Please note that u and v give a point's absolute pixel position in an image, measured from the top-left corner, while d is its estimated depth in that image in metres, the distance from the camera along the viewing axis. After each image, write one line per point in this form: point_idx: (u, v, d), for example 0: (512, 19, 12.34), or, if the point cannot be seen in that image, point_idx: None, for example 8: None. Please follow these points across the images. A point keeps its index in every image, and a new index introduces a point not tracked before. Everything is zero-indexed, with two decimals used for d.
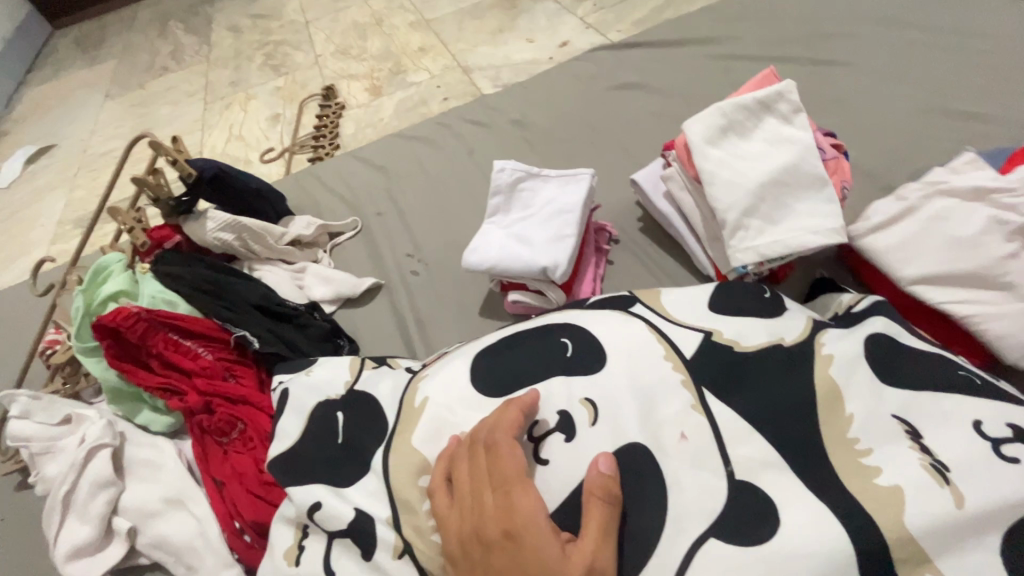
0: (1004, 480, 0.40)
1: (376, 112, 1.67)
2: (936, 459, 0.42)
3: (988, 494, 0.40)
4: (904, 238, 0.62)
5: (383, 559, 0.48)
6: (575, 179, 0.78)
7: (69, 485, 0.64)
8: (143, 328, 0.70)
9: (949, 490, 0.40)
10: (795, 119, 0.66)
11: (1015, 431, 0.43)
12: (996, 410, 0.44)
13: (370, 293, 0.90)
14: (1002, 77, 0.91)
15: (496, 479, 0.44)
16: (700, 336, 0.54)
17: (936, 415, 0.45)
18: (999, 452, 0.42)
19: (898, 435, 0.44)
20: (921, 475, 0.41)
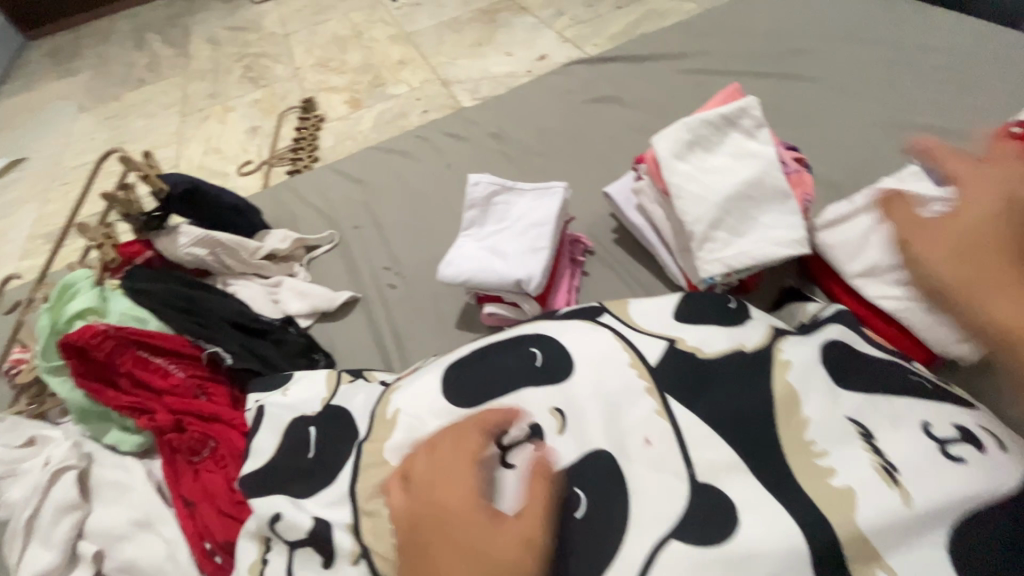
0: (949, 479, 0.43)
1: (356, 124, 1.67)
2: (886, 461, 0.45)
3: (934, 493, 0.42)
4: (852, 237, 0.65)
5: (342, 566, 0.48)
6: (549, 193, 0.79)
7: (32, 508, 0.62)
8: (111, 346, 0.69)
9: (898, 490, 0.43)
10: (759, 134, 0.67)
11: (960, 432, 0.46)
12: (941, 413, 0.47)
13: (347, 306, 0.89)
14: (956, 92, 0.96)
15: (453, 460, 0.44)
16: (665, 343, 0.56)
17: (888, 417, 0.48)
18: (946, 452, 0.45)
19: (851, 434, 0.47)
20: (872, 476, 0.44)
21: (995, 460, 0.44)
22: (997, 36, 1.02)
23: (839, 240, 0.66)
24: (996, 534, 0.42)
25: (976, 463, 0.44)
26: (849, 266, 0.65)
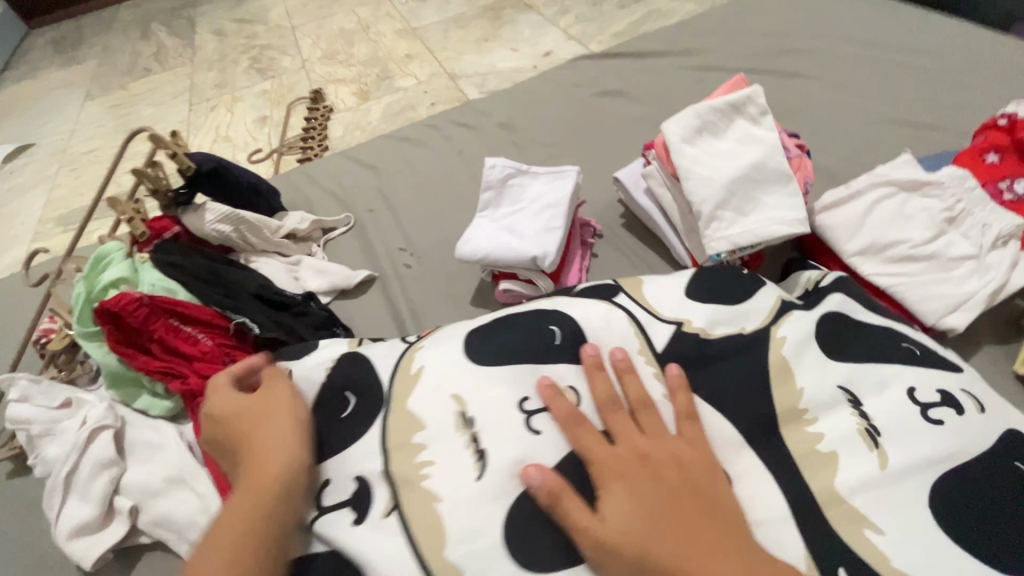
0: (928, 440, 0.48)
1: (364, 116, 1.71)
2: (870, 425, 0.50)
3: (913, 453, 0.48)
4: (851, 219, 0.70)
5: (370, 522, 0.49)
6: (562, 177, 0.83)
7: (71, 465, 0.65)
8: (145, 316, 0.72)
9: (877, 452, 0.48)
10: (763, 121, 0.72)
11: (941, 396, 0.51)
12: (926, 380, 0.52)
13: (365, 284, 0.93)
14: (946, 91, 1.01)
15: (228, 381, 0.59)
16: (672, 327, 0.59)
17: (875, 383, 0.52)
18: (927, 415, 0.50)
19: (841, 402, 0.52)
20: (857, 440, 0.49)
21: (975, 419, 0.50)
22: (985, 39, 1.08)
23: (840, 221, 0.70)
24: (979, 486, 0.46)
25: (954, 425, 0.49)
26: (847, 246, 0.69)
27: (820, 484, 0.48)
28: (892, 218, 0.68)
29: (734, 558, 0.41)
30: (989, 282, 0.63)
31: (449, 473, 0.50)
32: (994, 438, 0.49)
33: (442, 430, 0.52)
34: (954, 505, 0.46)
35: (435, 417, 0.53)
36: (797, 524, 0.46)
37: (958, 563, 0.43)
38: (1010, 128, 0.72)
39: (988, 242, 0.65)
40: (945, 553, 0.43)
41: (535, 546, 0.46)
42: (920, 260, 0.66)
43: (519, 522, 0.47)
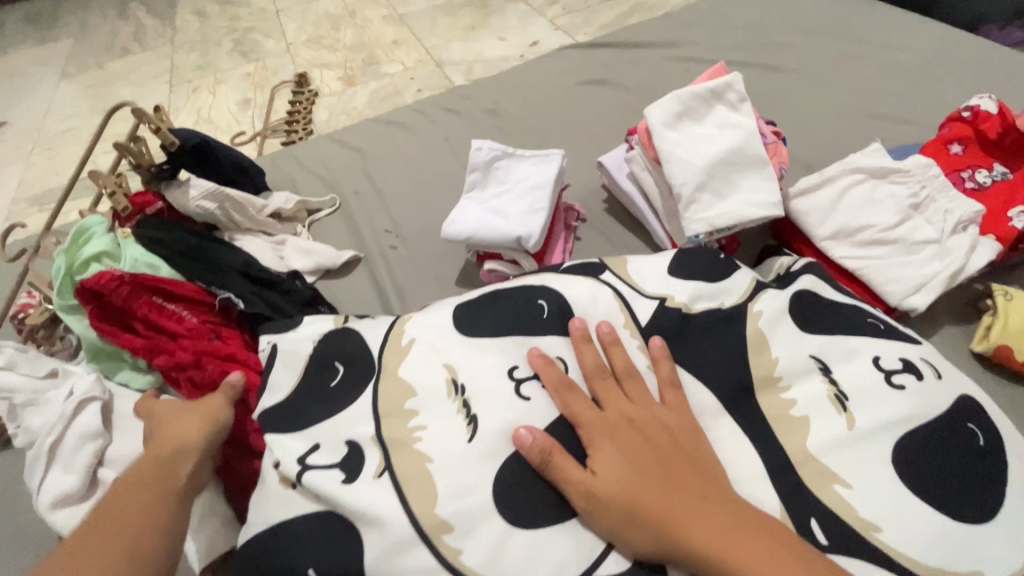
0: (891, 403, 0.51)
1: (350, 101, 1.70)
2: (840, 391, 0.53)
3: (876, 416, 0.51)
4: (823, 204, 0.72)
5: (363, 482, 0.50)
6: (547, 160, 0.85)
7: (56, 435, 0.65)
8: (126, 293, 0.72)
9: (845, 415, 0.52)
10: (742, 107, 0.74)
11: (903, 363, 0.54)
12: (891, 348, 0.55)
13: (350, 265, 0.94)
14: (916, 87, 1.05)
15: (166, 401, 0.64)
16: (655, 302, 0.61)
17: (844, 352, 0.55)
18: (890, 381, 0.53)
19: (811, 370, 0.55)
20: (826, 402, 0.53)
21: (936, 383, 0.53)
22: (954, 39, 1.12)
23: (812, 206, 0.73)
24: (934, 446, 0.49)
25: (916, 390, 0.52)
26: (819, 230, 0.72)
27: (790, 449, 0.51)
28: (861, 204, 0.71)
29: (717, 508, 0.45)
30: (950, 263, 0.66)
31: (442, 438, 0.51)
32: (951, 401, 0.52)
33: (434, 397, 0.54)
34: (917, 461, 0.49)
35: (427, 383, 0.54)
36: (772, 486, 0.49)
37: (913, 514, 0.46)
38: (973, 119, 0.76)
39: (949, 227, 0.68)
40: (904, 506, 0.47)
41: (525, 502, 0.49)
42: (886, 244, 0.69)
43: (510, 481, 0.49)
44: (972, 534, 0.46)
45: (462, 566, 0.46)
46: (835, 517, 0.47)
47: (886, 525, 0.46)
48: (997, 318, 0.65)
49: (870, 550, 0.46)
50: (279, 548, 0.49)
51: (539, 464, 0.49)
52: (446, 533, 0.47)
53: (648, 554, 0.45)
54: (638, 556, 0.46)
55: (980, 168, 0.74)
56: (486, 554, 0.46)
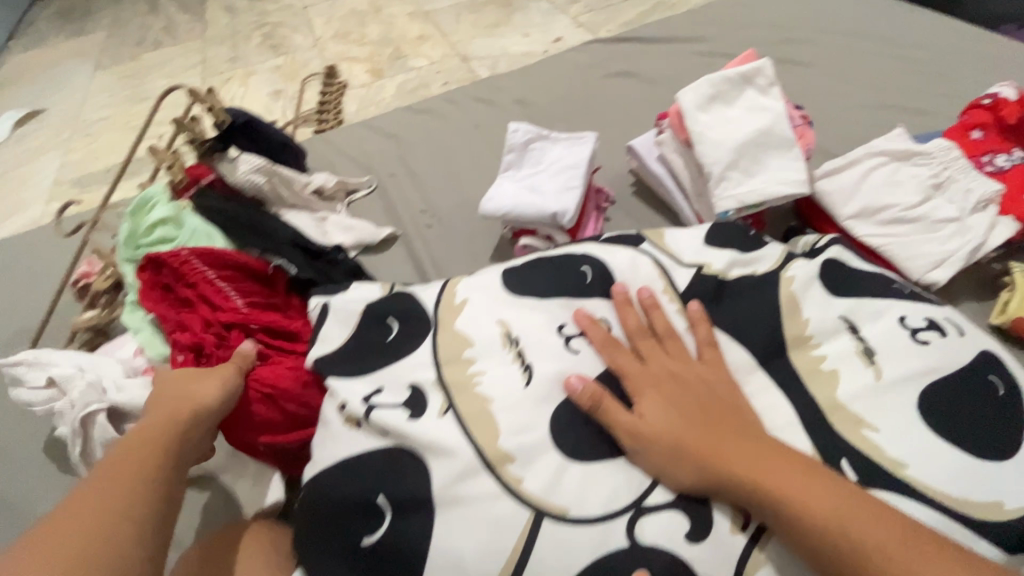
0: (917, 357, 0.55)
1: (377, 93, 1.75)
2: (867, 347, 0.57)
3: (903, 369, 0.54)
4: (848, 184, 0.76)
5: (429, 418, 0.54)
6: (581, 142, 0.89)
7: (81, 446, 0.68)
8: (186, 267, 0.77)
9: (872, 367, 0.55)
10: (770, 91, 0.78)
11: (928, 322, 0.58)
12: (916, 309, 0.59)
13: (388, 242, 0.98)
14: (936, 81, 1.08)
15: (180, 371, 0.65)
16: (693, 271, 0.65)
17: (871, 313, 0.59)
18: (916, 337, 0.56)
19: (841, 330, 0.59)
20: (854, 357, 0.56)
21: (959, 339, 0.57)
22: (973, 35, 1.15)
23: (837, 186, 0.76)
24: (959, 395, 0.53)
25: (940, 345, 0.56)
26: (843, 210, 0.75)
27: (821, 398, 0.55)
28: (884, 184, 0.75)
29: (757, 447, 0.49)
30: (969, 240, 0.70)
31: (499, 381, 0.55)
32: (973, 356, 0.55)
33: (489, 347, 0.58)
34: (942, 409, 0.52)
35: (481, 336, 0.59)
36: (801, 429, 0.53)
37: (938, 455, 0.50)
38: (994, 107, 0.78)
39: (971, 205, 0.72)
40: (929, 448, 0.50)
41: (578, 439, 0.53)
42: (908, 222, 0.73)
43: (563, 423, 0.54)
44: (994, 472, 0.49)
45: (522, 491, 0.50)
46: (862, 457, 0.51)
47: (911, 463, 0.50)
48: (1015, 292, 0.69)
49: (895, 484, 0.49)
50: (353, 473, 0.54)
51: (590, 409, 0.53)
52: (509, 463, 0.51)
53: (689, 488, 0.49)
54: (681, 490, 0.50)
55: (1000, 153, 0.77)
56: (545, 482, 0.51)
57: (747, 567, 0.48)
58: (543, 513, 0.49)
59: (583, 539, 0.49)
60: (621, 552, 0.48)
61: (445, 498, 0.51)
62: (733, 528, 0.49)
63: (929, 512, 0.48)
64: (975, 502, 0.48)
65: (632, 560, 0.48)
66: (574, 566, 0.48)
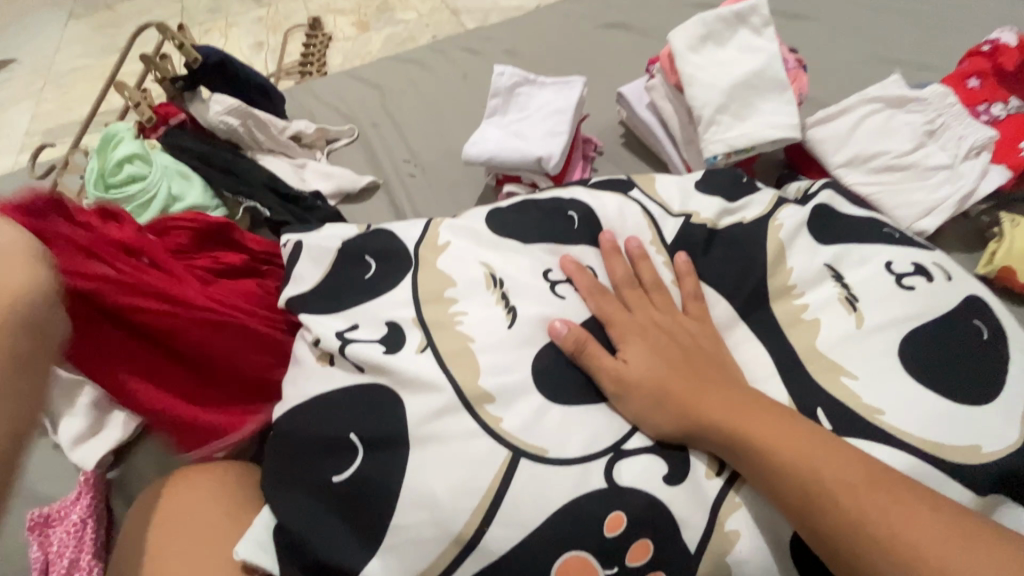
0: (902, 303, 0.54)
1: (364, 47, 1.69)
2: (850, 294, 0.56)
3: (886, 317, 0.53)
4: (842, 131, 0.73)
5: (406, 353, 0.52)
6: (569, 87, 0.86)
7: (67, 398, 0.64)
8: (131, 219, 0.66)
9: (854, 315, 0.54)
10: (765, 32, 0.75)
11: (915, 268, 0.56)
12: (903, 254, 0.58)
13: (369, 191, 0.95)
14: (941, 33, 1.04)
15: None
16: (681, 219, 0.63)
17: (858, 260, 0.58)
18: (901, 283, 0.55)
19: (825, 278, 0.57)
20: (837, 304, 0.55)
21: (945, 285, 0.56)
22: None
23: (829, 134, 0.74)
24: (942, 342, 0.52)
25: (924, 291, 0.55)
26: (835, 158, 0.73)
27: (802, 347, 0.54)
28: (877, 132, 0.73)
29: (739, 398, 0.48)
30: (960, 188, 0.69)
31: (480, 321, 0.54)
32: (958, 301, 0.55)
33: (471, 288, 0.56)
34: (923, 354, 0.51)
35: (464, 276, 0.57)
36: (779, 379, 0.53)
37: (918, 399, 0.49)
38: (992, 53, 0.77)
39: (962, 153, 0.70)
40: (907, 392, 0.50)
41: (560, 383, 0.52)
42: (899, 171, 0.71)
43: (545, 366, 0.52)
44: (970, 417, 0.49)
45: (500, 431, 0.49)
46: (839, 405, 0.50)
47: (887, 409, 0.49)
48: (1003, 242, 0.68)
49: (871, 430, 0.48)
50: (324, 412, 0.52)
51: (573, 352, 0.52)
52: (487, 403, 0.50)
53: (666, 433, 0.49)
54: (658, 436, 0.49)
55: (995, 103, 0.75)
56: (523, 422, 0.49)
57: (723, 512, 0.47)
58: (519, 453, 0.48)
59: (560, 479, 0.47)
60: (597, 496, 0.46)
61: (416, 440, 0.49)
62: (709, 474, 0.48)
63: (906, 460, 0.47)
64: (952, 447, 0.47)
65: (608, 503, 0.46)
66: (551, 507, 0.46)
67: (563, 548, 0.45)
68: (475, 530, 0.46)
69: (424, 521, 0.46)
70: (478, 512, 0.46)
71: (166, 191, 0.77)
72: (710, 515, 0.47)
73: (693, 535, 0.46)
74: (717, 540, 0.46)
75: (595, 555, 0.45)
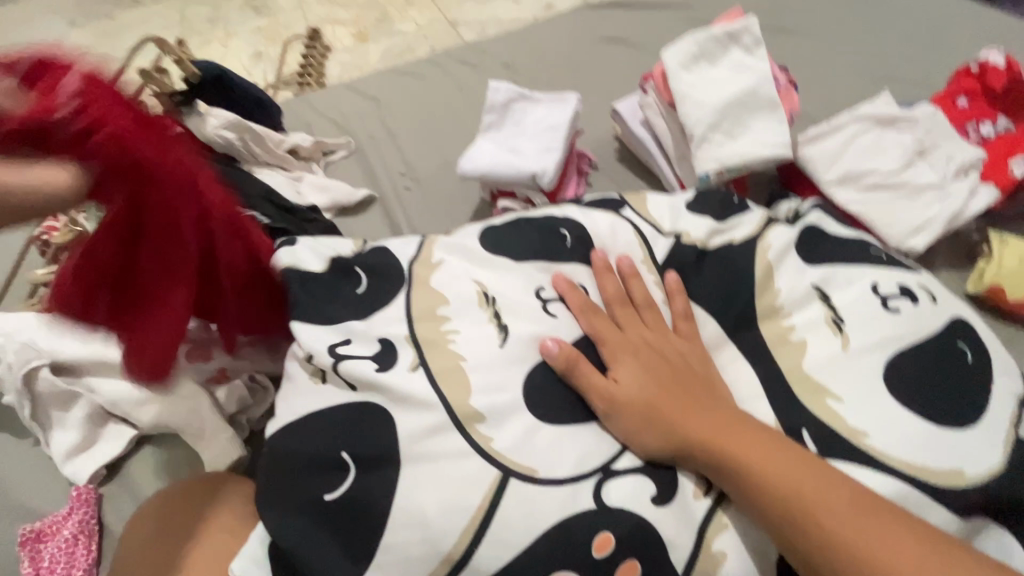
0: (888, 323, 0.54)
1: (363, 58, 1.69)
2: (836, 315, 0.56)
3: (872, 339, 0.54)
4: (832, 150, 0.74)
5: (399, 371, 0.52)
6: (563, 103, 0.87)
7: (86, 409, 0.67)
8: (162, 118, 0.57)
9: (840, 336, 0.55)
10: (756, 51, 0.76)
11: (902, 289, 0.57)
12: (889, 275, 0.58)
13: (364, 205, 0.96)
14: (932, 50, 1.05)
15: None
16: (671, 239, 0.63)
17: (845, 281, 0.58)
18: (888, 304, 0.56)
19: (813, 298, 0.57)
20: (824, 325, 0.56)
21: (932, 306, 0.56)
22: (970, 7, 1.12)
23: (819, 153, 0.74)
24: (927, 363, 0.53)
25: (909, 312, 0.55)
26: (826, 176, 0.74)
27: (789, 368, 0.54)
28: (867, 150, 0.74)
29: (726, 419, 0.48)
30: (949, 207, 0.69)
31: (472, 339, 0.54)
32: (944, 322, 0.55)
33: (464, 305, 0.56)
34: (910, 376, 0.52)
35: (458, 294, 0.57)
36: (765, 400, 0.53)
37: (904, 421, 0.50)
38: (981, 75, 0.77)
39: (951, 173, 0.71)
40: (893, 414, 0.50)
41: (552, 402, 0.52)
42: (889, 189, 0.72)
43: (536, 385, 0.52)
44: (954, 439, 0.49)
45: (492, 451, 0.49)
46: (825, 426, 0.50)
47: (872, 431, 0.49)
48: (991, 261, 0.68)
49: (856, 453, 0.49)
50: (315, 432, 0.52)
51: (564, 371, 0.52)
52: (480, 422, 0.50)
53: (653, 453, 0.49)
54: (646, 455, 0.49)
55: (985, 121, 0.76)
56: (514, 441, 0.49)
57: (710, 533, 0.48)
58: (512, 473, 0.48)
59: (550, 501, 0.47)
60: (587, 517, 0.47)
61: (406, 461, 0.49)
62: (697, 493, 0.49)
63: (891, 482, 0.47)
64: (936, 469, 0.48)
65: (597, 524, 0.46)
66: (540, 527, 0.46)
67: (552, 568, 0.45)
68: (465, 550, 0.46)
69: (413, 540, 0.47)
70: (467, 532, 0.46)
71: None
72: (697, 536, 0.47)
73: (680, 557, 0.47)
74: (703, 560, 0.47)
75: None
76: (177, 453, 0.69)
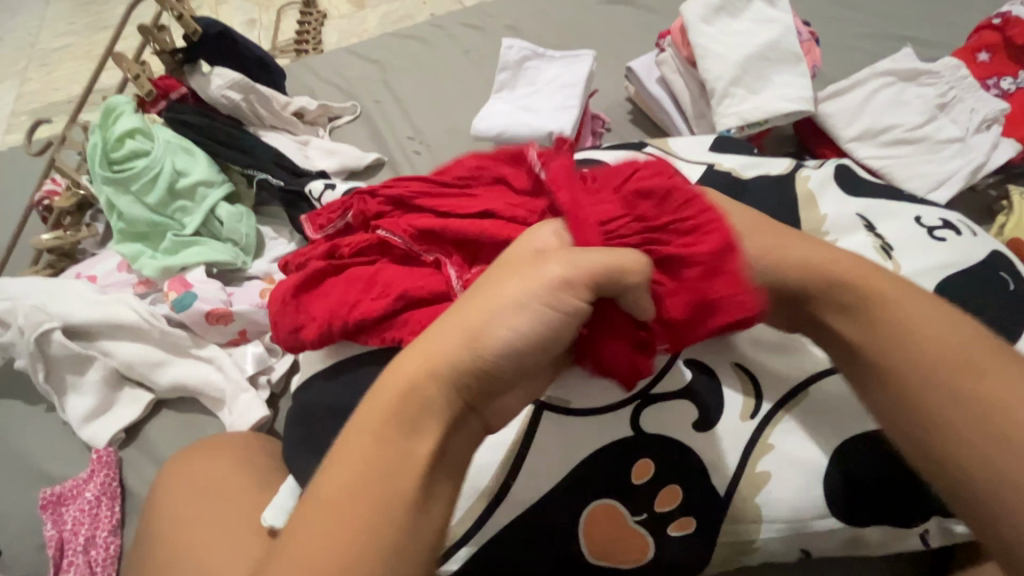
0: (932, 252, 0.54)
1: (361, 24, 1.62)
2: (884, 243, 0.55)
3: (919, 263, 0.54)
4: (854, 105, 0.73)
5: None
6: (578, 60, 0.85)
7: (101, 373, 0.66)
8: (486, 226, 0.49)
9: (890, 261, 0.54)
10: (778, 4, 0.75)
11: (944, 222, 0.57)
12: (930, 211, 0.58)
13: (374, 168, 0.93)
14: (945, 8, 1.03)
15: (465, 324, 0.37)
16: (703, 167, 0.62)
17: (886, 212, 0.58)
18: (932, 235, 0.56)
19: (858, 227, 0.57)
20: (872, 251, 0.55)
21: (975, 240, 0.56)
22: None
23: (840, 108, 0.73)
24: (972, 292, 0.52)
25: (954, 242, 0.55)
26: (847, 132, 0.73)
27: None
28: (890, 105, 0.73)
29: (839, 252, 0.45)
30: (972, 160, 0.69)
31: None
32: (987, 253, 0.55)
33: None
34: None
35: None
36: None
37: None
38: (1003, 26, 0.77)
39: (974, 126, 0.71)
40: None
41: None
42: (912, 143, 0.71)
43: None
44: None
45: None
46: None
47: None
48: (1012, 216, 0.68)
49: None
50: (356, 376, 0.49)
51: None
52: None
53: (772, 271, 0.44)
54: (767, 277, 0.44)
55: (1006, 76, 0.76)
56: None
57: (755, 455, 0.46)
58: (543, 405, 0.47)
59: (586, 428, 0.46)
60: (625, 442, 0.46)
61: None
62: (743, 415, 0.47)
63: None
64: None
65: (637, 450, 0.46)
66: (580, 456, 0.46)
67: (593, 496, 0.45)
68: (502, 481, 0.46)
69: None
70: (501, 467, 0.46)
71: (170, 167, 0.75)
72: (741, 458, 0.46)
73: (722, 480, 0.46)
74: (747, 481, 0.46)
75: (622, 503, 0.45)
76: (194, 416, 0.68)
